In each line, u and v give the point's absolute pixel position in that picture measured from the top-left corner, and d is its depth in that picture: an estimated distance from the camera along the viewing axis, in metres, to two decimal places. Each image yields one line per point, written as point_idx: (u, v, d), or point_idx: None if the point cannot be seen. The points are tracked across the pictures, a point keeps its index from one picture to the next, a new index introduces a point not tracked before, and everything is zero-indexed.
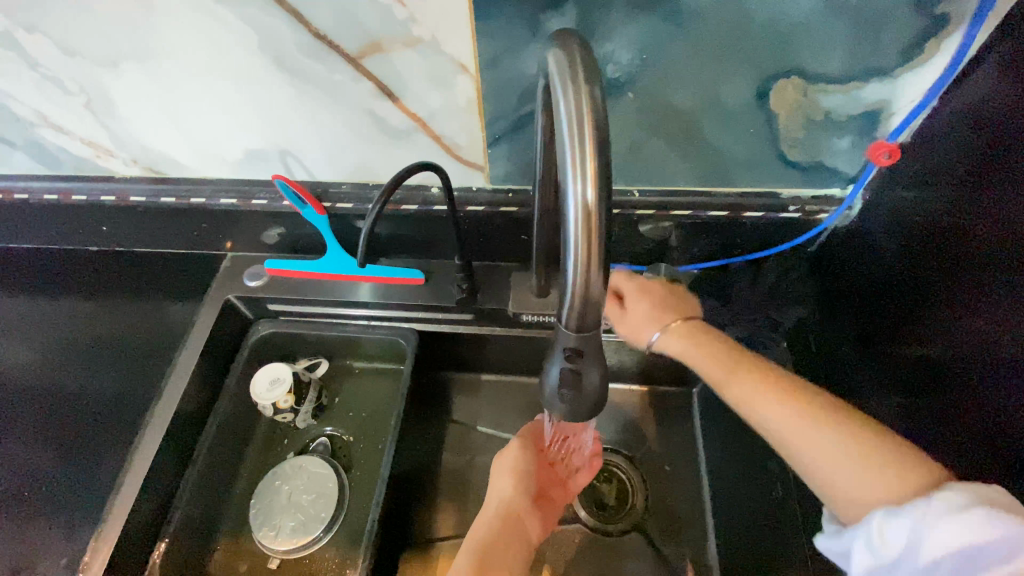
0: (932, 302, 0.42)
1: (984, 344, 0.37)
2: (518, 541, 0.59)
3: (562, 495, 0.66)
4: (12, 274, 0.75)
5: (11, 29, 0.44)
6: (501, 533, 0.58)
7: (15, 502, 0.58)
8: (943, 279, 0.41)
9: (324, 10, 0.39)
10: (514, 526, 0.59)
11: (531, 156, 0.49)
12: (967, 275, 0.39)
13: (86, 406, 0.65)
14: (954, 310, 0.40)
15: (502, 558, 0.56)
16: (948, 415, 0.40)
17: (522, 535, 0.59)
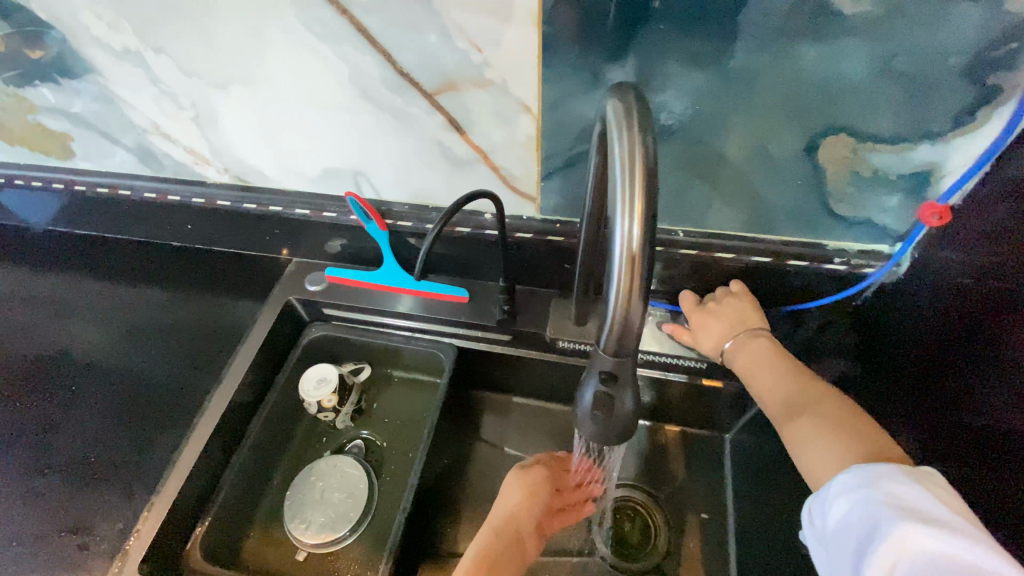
0: (961, 363, 0.42)
1: (1009, 417, 0.37)
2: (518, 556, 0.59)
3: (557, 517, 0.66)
4: (109, 262, 0.85)
5: (141, 50, 0.50)
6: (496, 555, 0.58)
7: (83, 466, 0.64)
8: (975, 343, 0.41)
9: (410, 52, 0.44)
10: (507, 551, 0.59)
11: (581, 191, 0.52)
12: (999, 343, 0.39)
13: (153, 385, 0.71)
14: (986, 376, 0.40)
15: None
16: (972, 483, 0.39)
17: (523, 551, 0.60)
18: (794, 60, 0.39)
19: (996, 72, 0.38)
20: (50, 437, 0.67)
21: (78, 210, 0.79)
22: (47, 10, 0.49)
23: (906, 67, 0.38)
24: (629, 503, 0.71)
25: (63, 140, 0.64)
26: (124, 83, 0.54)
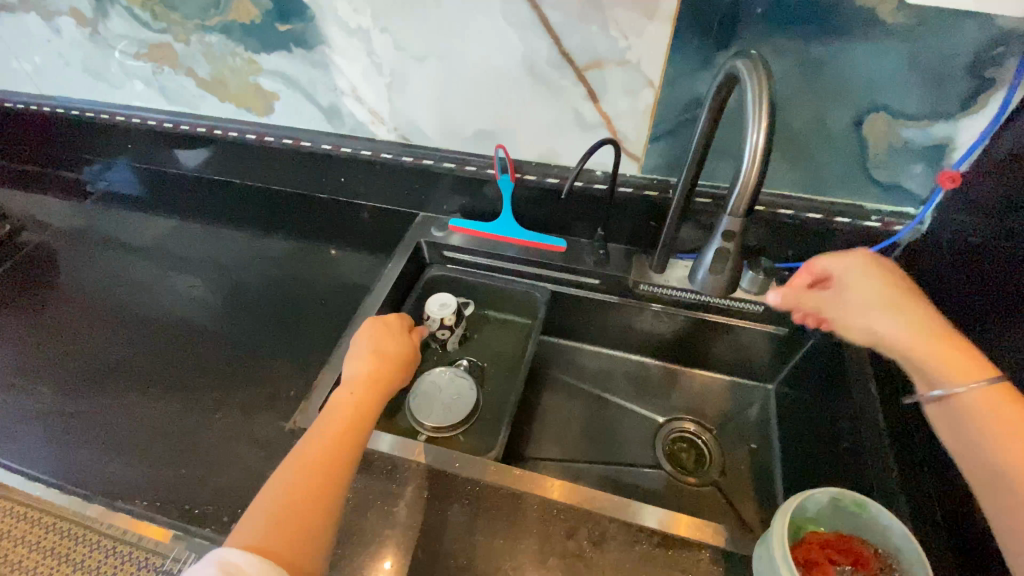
0: (969, 278, 0.57)
1: (1002, 301, 0.52)
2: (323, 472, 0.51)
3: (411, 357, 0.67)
4: (263, 209, 1.03)
5: (370, 30, 0.69)
6: (354, 420, 0.57)
7: (260, 348, 0.79)
8: (979, 262, 0.56)
9: (574, 38, 0.62)
10: (342, 421, 0.56)
11: (680, 152, 0.69)
12: (994, 254, 0.54)
13: (307, 298, 0.87)
14: (987, 282, 0.54)
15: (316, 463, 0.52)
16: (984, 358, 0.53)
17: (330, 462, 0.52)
18: (851, 54, 0.56)
19: (990, 68, 0.54)
20: (227, 331, 0.82)
21: (248, 164, 0.98)
22: None
23: (928, 64, 0.56)
24: (686, 433, 0.85)
25: (270, 98, 0.83)
26: (345, 54, 0.73)
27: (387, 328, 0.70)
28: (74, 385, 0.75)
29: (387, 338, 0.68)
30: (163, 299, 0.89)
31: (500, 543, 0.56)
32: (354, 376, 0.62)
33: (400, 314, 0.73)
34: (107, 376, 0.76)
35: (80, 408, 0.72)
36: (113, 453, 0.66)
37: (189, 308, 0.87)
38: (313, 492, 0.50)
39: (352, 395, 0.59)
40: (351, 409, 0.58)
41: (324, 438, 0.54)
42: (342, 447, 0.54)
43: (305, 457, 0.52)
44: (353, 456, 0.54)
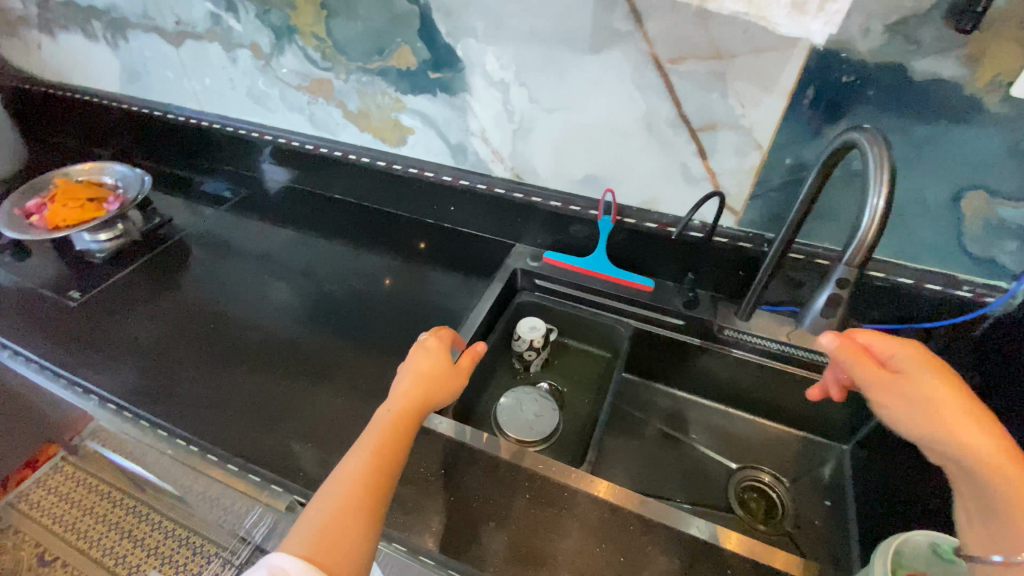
0: None
1: None
2: (365, 494, 0.52)
3: (449, 371, 0.64)
4: (372, 225, 1.15)
5: (511, 83, 0.80)
6: (390, 440, 0.56)
7: (370, 347, 0.88)
8: None
9: (694, 104, 0.71)
10: (375, 440, 0.56)
11: (779, 209, 0.76)
12: None
13: (410, 308, 0.96)
14: None
15: (363, 482, 0.53)
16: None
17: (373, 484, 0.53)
18: (954, 137, 0.63)
19: None
20: (341, 332, 0.91)
21: (367, 184, 1.10)
22: (464, 51, 0.80)
23: None
24: (761, 483, 0.85)
25: (405, 131, 0.95)
26: (482, 101, 0.84)
27: (429, 341, 0.66)
28: (209, 363, 0.85)
29: (424, 352, 0.65)
30: (282, 298, 0.99)
31: (593, 545, 0.60)
32: (397, 388, 0.62)
33: (443, 329, 0.70)
34: (239, 358, 0.86)
35: (216, 382, 0.82)
36: (248, 425, 0.76)
37: (304, 307, 0.97)
38: (351, 513, 0.51)
39: (387, 414, 0.58)
40: (389, 428, 0.57)
41: (358, 455, 0.55)
42: (378, 466, 0.54)
43: (342, 476, 0.54)
44: (385, 472, 0.54)
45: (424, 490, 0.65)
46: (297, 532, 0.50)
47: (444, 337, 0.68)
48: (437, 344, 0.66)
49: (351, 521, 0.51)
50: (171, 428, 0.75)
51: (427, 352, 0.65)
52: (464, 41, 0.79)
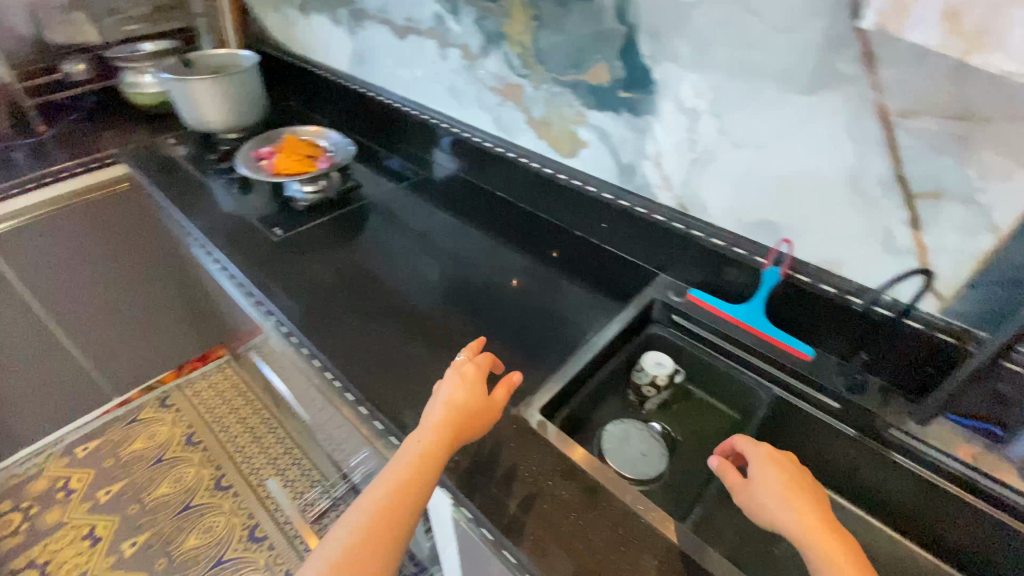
0: None
1: None
2: (389, 527, 0.54)
3: (484, 402, 0.67)
4: (522, 225, 1.19)
5: (703, 113, 0.78)
6: (418, 474, 0.58)
7: (496, 339, 0.91)
8: None
9: (920, 167, 0.62)
10: (408, 463, 0.59)
11: (1004, 307, 0.63)
12: None
13: (541, 312, 0.97)
14: None
15: (389, 514, 0.55)
16: None
17: (398, 516, 0.55)
18: None
19: None
20: (474, 318, 0.96)
21: (530, 188, 1.13)
22: (661, 75, 0.80)
23: None
24: None
25: (580, 144, 0.97)
26: (667, 126, 0.83)
27: (467, 370, 0.69)
28: (362, 316, 0.95)
29: (458, 384, 0.68)
30: (431, 275, 1.07)
31: None
32: (429, 419, 0.64)
33: (481, 357, 0.73)
34: (386, 318, 0.95)
35: (363, 334, 0.91)
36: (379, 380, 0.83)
37: (449, 288, 1.04)
38: (372, 548, 0.53)
39: (419, 442, 0.61)
40: (417, 461, 0.59)
41: (390, 475, 0.58)
42: (402, 503, 0.56)
43: (367, 507, 0.56)
44: (417, 489, 0.57)
45: (525, 493, 0.65)
46: (320, 553, 0.53)
47: (478, 367, 0.70)
48: (468, 371, 0.69)
49: (372, 551, 0.53)
50: (324, 361, 0.86)
51: (462, 381, 0.68)
52: (664, 66, 0.79)
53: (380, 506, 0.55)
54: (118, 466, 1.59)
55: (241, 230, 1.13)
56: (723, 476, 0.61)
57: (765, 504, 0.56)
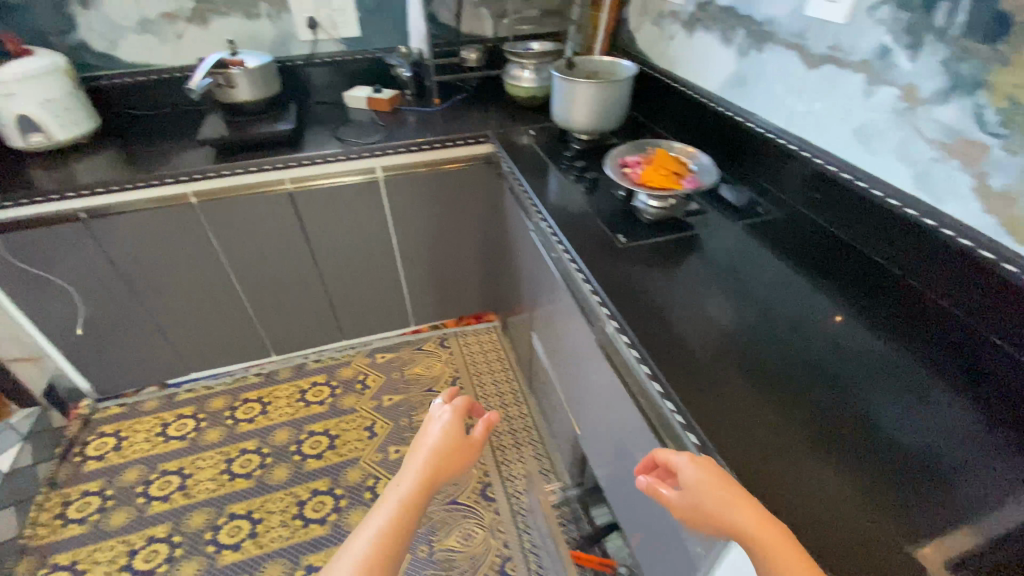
0: None
1: None
2: (399, 530, 0.79)
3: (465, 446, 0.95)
4: (899, 300, 0.96)
5: None
6: (406, 510, 0.82)
7: (863, 434, 0.74)
8: None
9: None
10: (394, 508, 0.81)
11: None
12: None
13: (931, 423, 0.75)
14: None
15: (395, 532, 0.78)
16: None
17: (403, 522, 0.80)
18: None
19: None
20: (843, 398, 0.79)
21: (946, 272, 0.90)
22: None
23: None
24: None
25: None
26: None
27: (446, 426, 0.95)
28: (700, 346, 0.88)
29: (444, 428, 0.96)
30: (783, 324, 0.93)
31: None
32: (413, 469, 0.88)
33: (456, 403, 1.01)
34: (727, 358, 0.86)
35: (701, 368, 0.84)
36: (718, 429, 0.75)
37: (804, 347, 0.88)
38: (387, 543, 0.77)
39: (403, 488, 0.85)
40: (403, 505, 0.82)
41: (388, 512, 0.80)
42: (402, 519, 0.80)
43: (378, 523, 0.79)
44: (405, 530, 0.80)
45: None
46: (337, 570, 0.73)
47: (453, 418, 0.97)
48: (432, 429, 0.97)
49: (387, 548, 0.76)
50: (663, 384, 0.82)
51: (428, 437, 0.95)
52: None
53: (394, 519, 0.80)
54: (401, 381, 1.90)
55: (589, 225, 1.18)
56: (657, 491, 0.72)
57: (718, 517, 0.63)
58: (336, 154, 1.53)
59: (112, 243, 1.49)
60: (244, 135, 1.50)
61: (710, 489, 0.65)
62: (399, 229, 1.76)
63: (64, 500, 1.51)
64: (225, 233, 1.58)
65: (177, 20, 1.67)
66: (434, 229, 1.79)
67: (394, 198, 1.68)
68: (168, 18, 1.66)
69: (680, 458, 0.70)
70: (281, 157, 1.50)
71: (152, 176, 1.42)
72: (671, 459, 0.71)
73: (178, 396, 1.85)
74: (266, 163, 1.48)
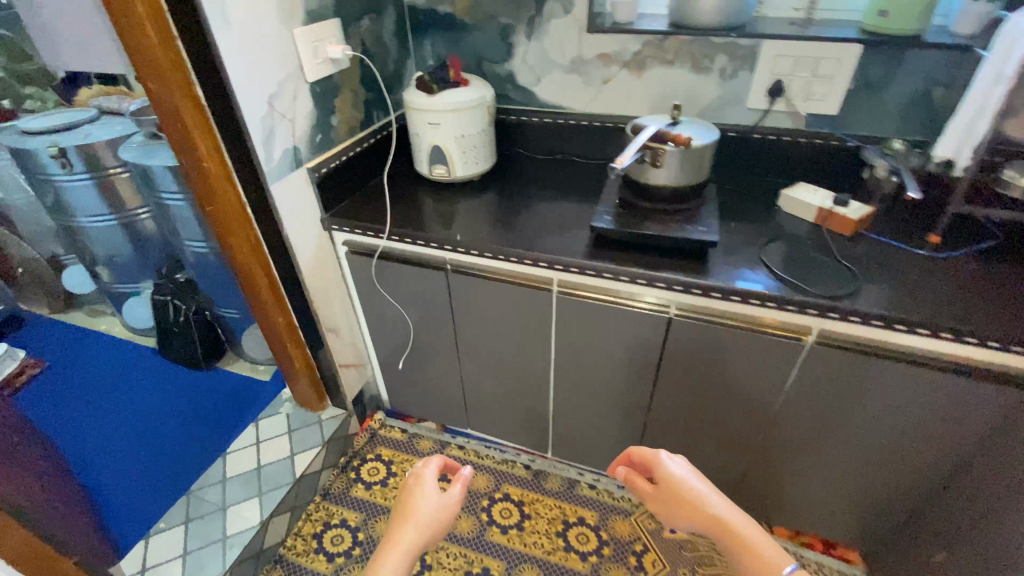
0: None
1: None
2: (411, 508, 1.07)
3: (450, 503, 1.11)
4: None
5: None
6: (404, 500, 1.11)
7: None
8: None
9: None
10: (405, 531, 1.02)
11: None
12: None
13: None
14: None
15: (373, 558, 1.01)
16: None
17: (407, 506, 1.08)
18: None
19: None
20: None
21: None
22: None
23: None
24: None
25: None
26: None
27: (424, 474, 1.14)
28: None
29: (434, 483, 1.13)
30: None
31: None
32: (413, 482, 1.14)
33: (436, 461, 1.18)
34: None
35: None
36: None
37: None
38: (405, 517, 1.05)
39: (409, 529, 1.03)
40: (406, 519, 1.05)
41: (400, 548, 1.00)
42: (417, 529, 1.03)
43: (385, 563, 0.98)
44: (409, 549, 1.01)
45: None
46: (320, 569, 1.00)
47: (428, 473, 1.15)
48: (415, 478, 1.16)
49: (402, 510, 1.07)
50: None
51: (406, 490, 1.15)
52: None
53: (401, 524, 1.04)
54: None
55: None
56: (643, 487, 1.01)
57: (692, 513, 0.94)
58: (762, 296, 1.04)
59: (461, 300, 1.34)
60: (648, 231, 1.13)
61: (689, 485, 0.96)
62: (792, 410, 1.18)
63: (327, 521, 1.47)
64: (571, 331, 1.27)
65: (611, 65, 1.41)
66: (851, 431, 1.15)
67: (814, 377, 1.10)
68: (603, 61, 1.41)
69: (680, 473, 0.98)
70: (683, 275, 1.08)
71: (528, 252, 1.18)
72: (669, 472, 0.99)
73: (448, 448, 1.71)
74: (661, 278, 1.09)
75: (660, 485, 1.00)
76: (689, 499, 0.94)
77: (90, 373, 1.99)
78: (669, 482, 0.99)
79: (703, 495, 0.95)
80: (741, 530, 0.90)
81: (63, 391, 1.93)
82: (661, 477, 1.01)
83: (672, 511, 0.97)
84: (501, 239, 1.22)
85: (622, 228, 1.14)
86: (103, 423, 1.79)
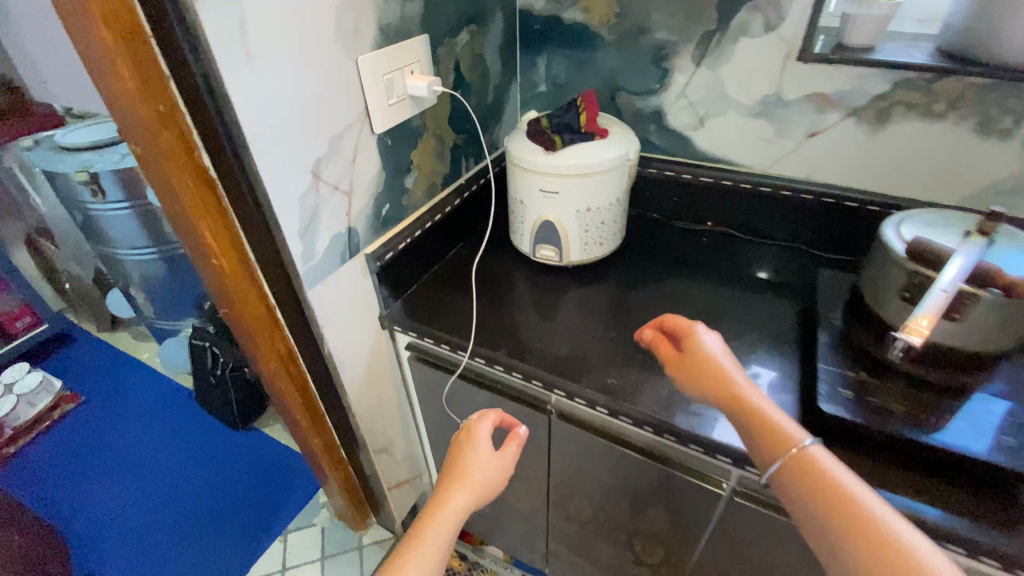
0: None
1: None
2: (461, 489, 0.71)
3: (502, 467, 0.76)
4: None
5: None
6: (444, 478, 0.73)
7: None
8: None
9: None
10: (453, 518, 0.68)
11: None
12: None
13: None
14: None
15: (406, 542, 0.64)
16: None
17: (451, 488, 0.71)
18: None
19: None
20: None
21: None
22: None
23: None
24: None
25: None
26: None
27: (480, 434, 0.77)
28: None
29: (496, 453, 0.76)
30: None
31: None
32: (460, 449, 0.77)
33: (494, 414, 0.80)
34: None
35: None
36: None
37: None
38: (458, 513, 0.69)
39: (455, 512, 0.68)
40: (446, 501, 0.69)
41: (442, 529, 0.66)
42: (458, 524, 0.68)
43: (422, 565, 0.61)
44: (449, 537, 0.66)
45: None
46: None
47: (484, 432, 0.78)
48: (467, 436, 0.78)
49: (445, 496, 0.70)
50: None
51: (456, 448, 0.78)
52: None
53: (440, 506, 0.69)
54: None
55: None
56: (659, 347, 0.74)
57: (715, 392, 0.64)
58: None
59: (564, 455, 0.91)
60: (923, 435, 0.64)
61: (711, 359, 0.66)
62: None
63: None
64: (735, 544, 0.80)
65: (828, 110, 0.91)
66: None
67: None
68: (814, 103, 0.92)
69: (717, 350, 0.67)
70: (987, 530, 0.61)
71: (692, 429, 0.73)
72: (699, 343, 0.68)
73: None
74: (950, 534, 0.61)
75: (675, 348, 0.72)
76: (719, 374, 0.64)
77: (117, 419, 1.77)
78: (694, 345, 0.69)
79: (740, 391, 0.62)
80: (765, 409, 0.60)
81: (83, 440, 1.72)
82: (673, 344, 0.72)
83: (678, 374, 0.69)
84: (644, 390, 0.78)
85: (869, 421, 0.67)
86: (118, 486, 1.58)
